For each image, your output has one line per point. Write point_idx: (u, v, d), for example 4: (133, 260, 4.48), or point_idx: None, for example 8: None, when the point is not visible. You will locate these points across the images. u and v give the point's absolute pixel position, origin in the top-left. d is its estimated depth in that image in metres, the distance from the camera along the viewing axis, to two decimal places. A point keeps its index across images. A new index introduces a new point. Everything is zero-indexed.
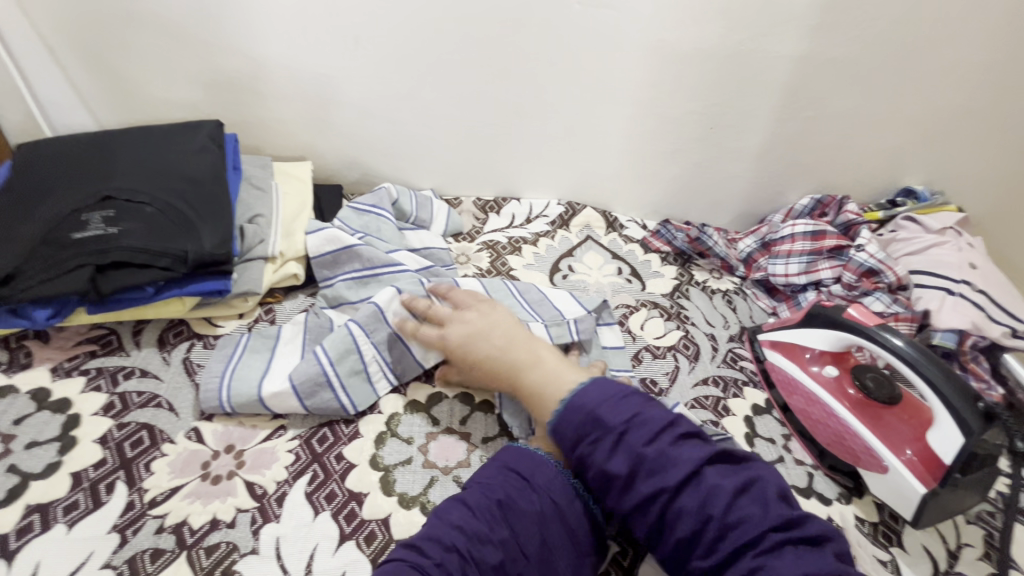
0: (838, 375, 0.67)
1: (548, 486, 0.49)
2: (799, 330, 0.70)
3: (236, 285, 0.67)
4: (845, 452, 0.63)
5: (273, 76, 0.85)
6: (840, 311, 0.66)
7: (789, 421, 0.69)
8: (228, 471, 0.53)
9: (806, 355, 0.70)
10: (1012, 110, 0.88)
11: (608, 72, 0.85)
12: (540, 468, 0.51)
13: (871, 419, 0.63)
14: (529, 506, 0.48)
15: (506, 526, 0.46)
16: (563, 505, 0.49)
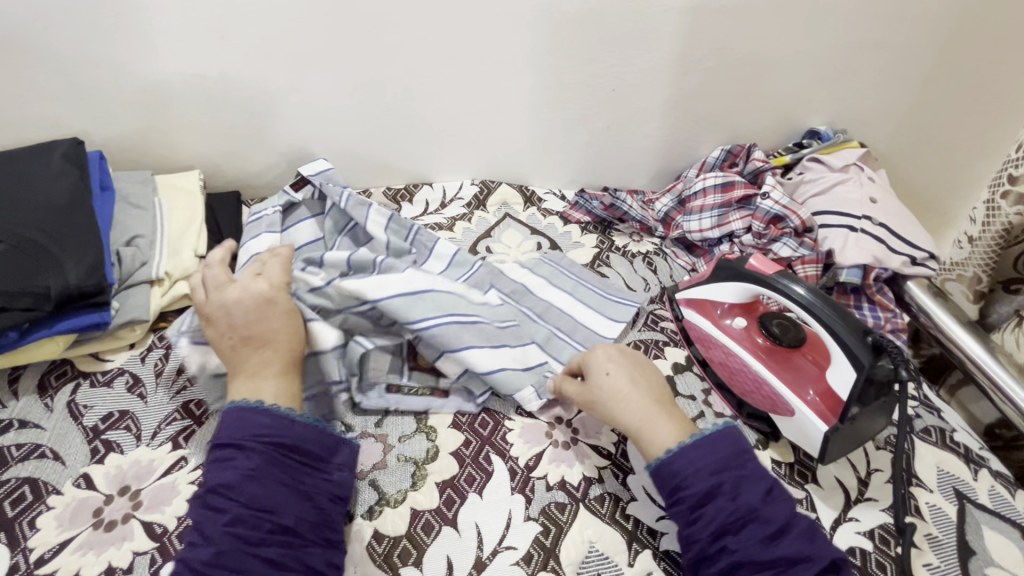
0: (748, 324, 0.68)
1: (264, 433, 0.47)
2: (708, 285, 0.70)
3: (118, 314, 0.62)
4: (758, 400, 0.65)
5: (139, 81, 0.79)
6: (743, 262, 0.66)
7: (709, 375, 0.71)
8: (123, 514, 0.51)
9: (717, 310, 0.70)
10: (905, 38, 0.88)
11: (499, 42, 0.82)
12: (253, 420, 0.48)
13: (778, 364, 0.64)
14: (247, 467, 0.45)
15: (239, 502, 0.44)
16: (291, 443, 0.48)
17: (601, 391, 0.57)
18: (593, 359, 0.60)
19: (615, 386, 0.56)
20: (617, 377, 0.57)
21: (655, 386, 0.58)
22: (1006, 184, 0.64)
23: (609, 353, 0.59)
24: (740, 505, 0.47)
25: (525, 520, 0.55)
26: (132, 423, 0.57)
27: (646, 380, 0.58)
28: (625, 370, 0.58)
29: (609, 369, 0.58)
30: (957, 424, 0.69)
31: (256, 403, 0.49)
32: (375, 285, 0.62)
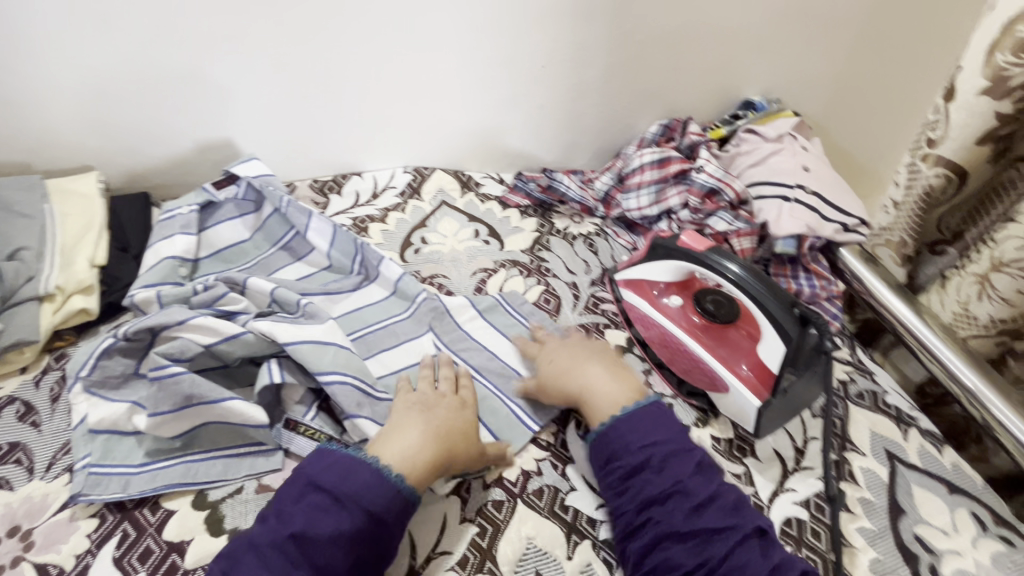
0: (682, 302, 0.68)
1: (359, 496, 0.46)
2: (644, 265, 0.69)
3: (3, 337, 0.56)
4: (697, 379, 0.64)
5: (15, 75, 0.71)
6: (675, 240, 0.66)
7: (648, 356, 0.69)
8: (13, 557, 0.46)
9: (654, 291, 0.70)
10: (829, 6, 0.87)
11: (419, 20, 0.78)
12: (350, 477, 0.47)
13: (711, 339, 0.65)
14: (333, 528, 0.44)
15: (305, 563, 0.43)
16: (382, 513, 0.46)
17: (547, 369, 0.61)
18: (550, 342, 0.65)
19: (558, 361, 0.61)
20: (560, 351, 0.62)
21: (608, 358, 0.61)
22: (925, 148, 0.64)
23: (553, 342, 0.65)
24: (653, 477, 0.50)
25: (461, 522, 0.53)
26: (24, 455, 0.52)
27: (596, 353, 0.62)
28: (570, 349, 0.62)
29: (552, 349, 0.63)
30: (889, 386, 0.71)
31: (370, 458, 0.48)
32: (289, 331, 0.57)
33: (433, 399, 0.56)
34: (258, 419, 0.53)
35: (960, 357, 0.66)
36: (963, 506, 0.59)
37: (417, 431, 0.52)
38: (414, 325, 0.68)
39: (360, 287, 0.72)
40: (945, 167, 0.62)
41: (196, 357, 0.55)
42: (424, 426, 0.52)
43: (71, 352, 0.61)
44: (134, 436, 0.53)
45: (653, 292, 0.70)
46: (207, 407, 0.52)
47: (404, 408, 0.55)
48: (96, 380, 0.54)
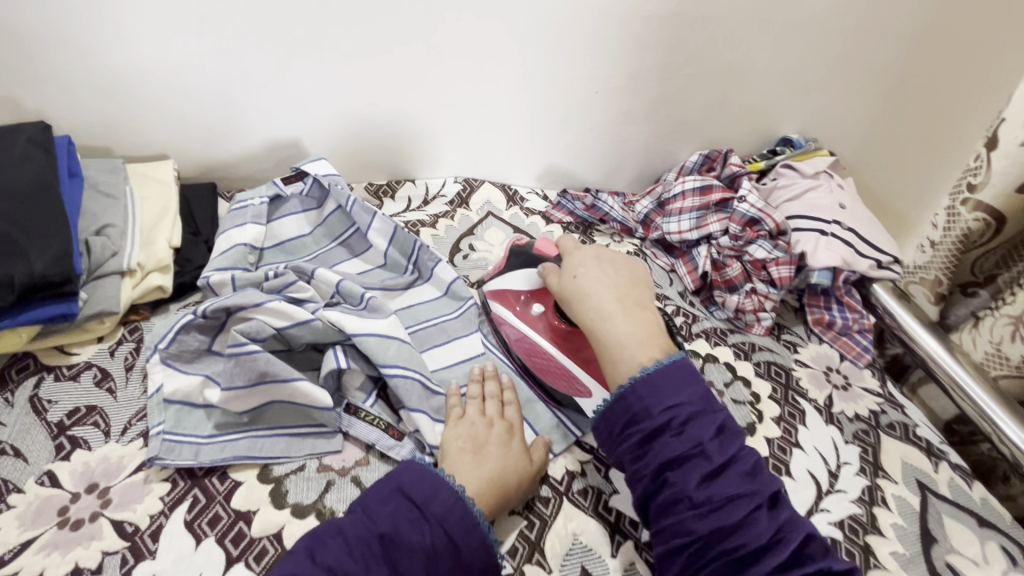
0: (544, 308, 0.67)
1: (443, 517, 0.46)
2: (504, 275, 0.71)
3: (87, 306, 0.60)
4: (556, 377, 0.64)
5: (110, 65, 0.75)
6: (532, 247, 0.70)
7: (513, 358, 0.68)
8: (91, 513, 0.48)
9: (516, 299, 0.69)
10: (870, 54, 0.90)
11: (486, 40, 0.82)
12: (436, 495, 0.47)
13: (572, 345, 0.64)
14: (415, 539, 0.45)
15: (387, 565, 0.43)
16: (461, 541, 0.46)
17: (577, 283, 0.61)
18: (575, 256, 0.65)
19: (581, 281, 0.61)
20: (588, 273, 0.62)
21: (631, 286, 0.61)
22: (966, 192, 0.67)
23: (586, 256, 0.64)
24: (637, 407, 0.50)
25: (509, 513, 0.55)
26: (101, 419, 0.55)
27: (624, 283, 0.61)
28: (600, 268, 0.62)
29: (580, 267, 0.63)
30: (919, 419, 0.73)
31: (453, 484, 0.49)
32: (357, 323, 0.60)
33: (483, 433, 0.55)
34: (323, 401, 0.55)
35: (993, 398, 0.68)
36: (993, 540, 0.60)
37: (472, 467, 0.52)
38: (463, 324, 0.71)
39: (413, 284, 0.75)
40: (985, 212, 0.65)
41: (268, 339, 0.58)
42: (476, 469, 0.52)
43: (144, 326, 0.64)
44: (204, 408, 0.56)
45: (516, 303, 0.69)
46: (278, 388, 0.55)
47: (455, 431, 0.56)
48: (173, 352, 0.57)
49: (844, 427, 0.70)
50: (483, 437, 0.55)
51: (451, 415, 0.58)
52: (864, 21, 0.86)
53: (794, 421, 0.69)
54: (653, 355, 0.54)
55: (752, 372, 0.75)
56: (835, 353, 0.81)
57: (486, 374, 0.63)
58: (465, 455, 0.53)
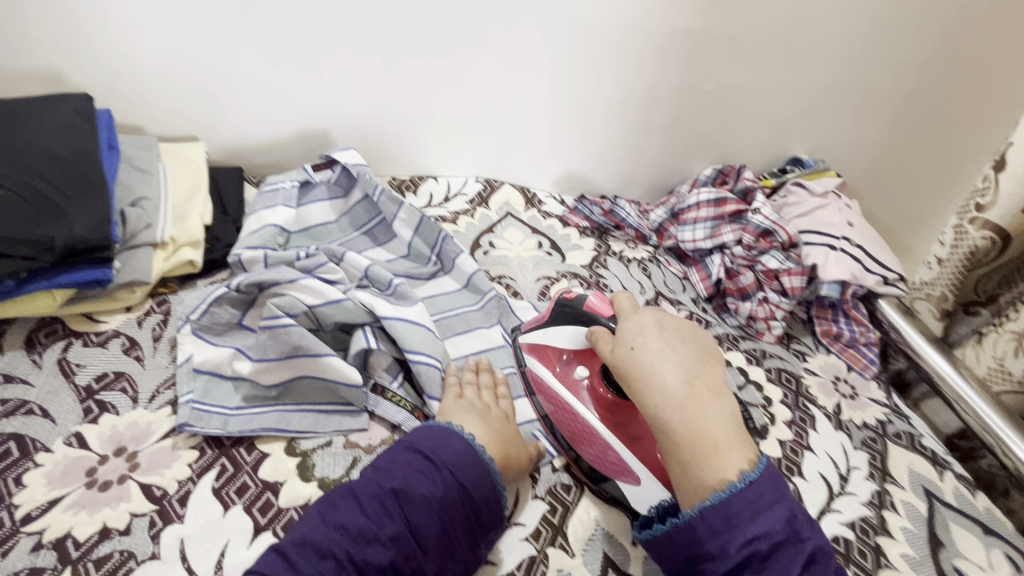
0: (588, 373, 0.60)
1: (454, 466, 0.46)
2: (547, 329, 0.62)
3: (119, 275, 0.60)
4: (593, 451, 0.57)
5: (149, 46, 0.77)
6: (582, 301, 0.59)
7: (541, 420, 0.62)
8: (119, 475, 0.48)
9: (557, 358, 0.62)
10: (875, 79, 0.92)
11: (518, 42, 0.85)
12: (446, 446, 0.47)
13: (617, 417, 0.57)
14: (426, 490, 0.44)
15: (400, 519, 0.43)
16: (472, 487, 0.46)
17: (638, 357, 0.51)
18: (634, 320, 0.54)
19: (642, 356, 0.51)
20: (650, 345, 0.52)
21: (700, 363, 0.51)
22: (974, 212, 0.70)
23: (647, 321, 0.54)
24: (709, 543, 0.44)
25: (532, 499, 0.55)
26: (129, 385, 0.55)
27: (692, 360, 0.51)
28: (663, 339, 0.53)
29: (639, 338, 0.53)
30: (924, 430, 0.75)
31: (463, 433, 0.49)
32: (387, 305, 0.61)
33: (486, 408, 0.56)
34: (352, 378, 0.56)
35: (995, 411, 0.70)
36: (997, 547, 0.62)
37: (480, 427, 0.52)
38: (484, 316, 0.72)
39: (435, 276, 0.76)
40: (992, 231, 0.69)
41: (300, 316, 0.59)
42: (486, 427, 0.52)
43: (171, 299, 0.65)
44: (231, 381, 0.56)
45: (557, 362, 0.62)
46: (309, 363, 0.56)
47: (457, 403, 0.55)
48: (204, 324, 0.58)
49: (853, 433, 0.71)
50: (490, 410, 0.56)
51: (449, 391, 0.57)
52: (877, 47, 0.88)
53: (805, 426, 0.71)
54: (722, 458, 0.46)
55: (764, 377, 0.77)
56: (842, 364, 0.82)
57: (480, 366, 0.61)
58: (477, 419, 0.53)
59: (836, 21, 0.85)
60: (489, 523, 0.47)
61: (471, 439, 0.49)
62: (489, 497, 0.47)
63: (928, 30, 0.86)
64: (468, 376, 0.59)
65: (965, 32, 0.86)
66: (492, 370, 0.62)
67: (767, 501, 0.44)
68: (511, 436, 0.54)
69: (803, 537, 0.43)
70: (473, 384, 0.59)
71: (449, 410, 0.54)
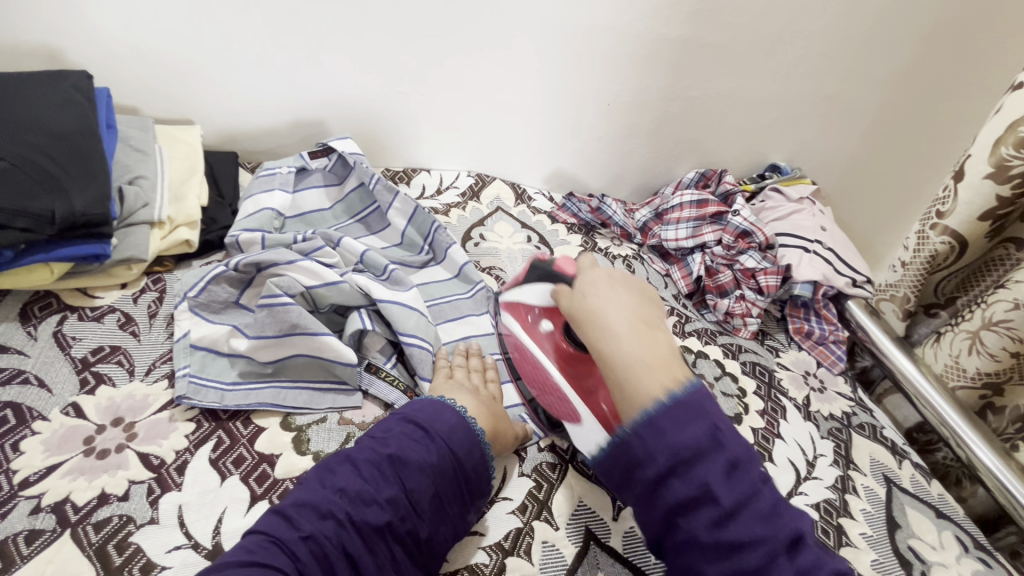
0: (552, 326, 0.63)
1: (448, 435, 0.48)
2: (520, 287, 0.66)
3: (116, 251, 0.61)
4: (559, 410, 0.61)
5: (148, 28, 0.77)
6: (551, 262, 0.62)
7: (520, 386, 0.66)
8: (116, 444, 0.49)
9: (529, 316, 0.65)
10: (850, 94, 0.97)
11: (512, 39, 0.87)
12: (440, 418, 0.49)
13: (577, 370, 0.60)
14: (421, 457, 0.46)
15: (397, 483, 0.45)
16: (464, 456, 0.48)
17: (587, 303, 0.53)
18: (586, 276, 0.57)
19: (590, 300, 0.54)
20: (596, 291, 0.54)
21: (642, 302, 0.53)
22: (935, 218, 0.76)
23: (598, 273, 0.56)
24: (639, 450, 0.44)
25: (519, 476, 0.58)
26: (125, 358, 0.56)
27: (635, 298, 0.53)
28: (610, 285, 0.54)
29: (590, 285, 0.55)
30: (886, 422, 0.79)
31: (456, 405, 0.51)
32: (384, 289, 0.63)
33: (476, 389, 0.58)
34: (348, 357, 0.57)
35: (951, 405, 0.75)
36: (948, 529, 0.66)
37: (472, 405, 0.55)
38: (475, 304, 0.74)
39: (427, 265, 0.78)
40: (951, 236, 0.74)
41: (297, 296, 0.60)
42: (478, 405, 0.55)
43: (166, 278, 0.65)
44: (227, 357, 0.57)
45: (527, 315, 0.65)
46: (306, 343, 0.57)
47: (448, 383, 0.58)
48: (202, 302, 0.59)
49: (820, 424, 0.76)
50: (480, 389, 0.58)
51: (440, 372, 0.60)
52: (852, 64, 0.93)
53: (777, 415, 0.75)
54: (666, 378, 0.46)
55: (739, 370, 0.81)
56: (812, 360, 0.87)
57: (471, 350, 0.64)
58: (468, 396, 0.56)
59: (814, 36, 0.90)
60: (477, 491, 0.49)
61: (465, 414, 0.51)
62: (480, 468, 0.49)
63: (898, 44, 0.90)
64: (459, 359, 0.62)
65: (936, 48, 0.89)
66: (482, 356, 0.65)
67: (695, 417, 0.44)
68: (500, 417, 0.56)
69: (725, 446, 0.43)
70: (464, 367, 0.61)
71: (440, 388, 0.57)
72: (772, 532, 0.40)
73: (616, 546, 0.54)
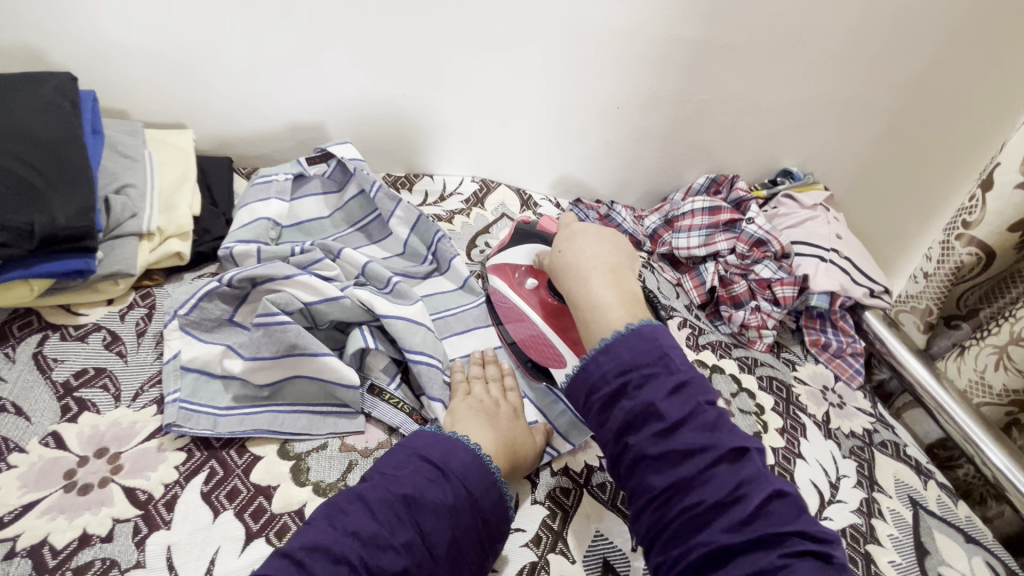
0: (536, 283, 0.66)
1: (463, 473, 0.45)
2: (506, 249, 0.69)
3: (102, 265, 0.57)
4: (539, 355, 0.63)
5: (137, 28, 0.74)
6: (535, 225, 0.68)
7: (501, 334, 0.68)
8: (100, 478, 0.46)
9: (515, 274, 0.68)
10: (866, 97, 0.93)
11: (519, 40, 0.84)
12: (454, 455, 0.46)
13: (560, 320, 0.63)
14: (437, 498, 0.43)
15: (413, 526, 0.41)
16: (482, 497, 0.45)
17: (564, 257, 0.59)
18: (566, 231, 0.62)
19: (566, 255, 0.58)
20: (573, 246, 0.59)
21: (614, 255, 0.57)
22: (961, 228, 0.73)
23: (575, 229, 0.61)
24: (593, 375, 0.47)
25: (531, 503, 0.55)
26: (110, 382, 0.52)
27: (607, 252, 0.57)
28: (587, 240, 0.59)
29: (567, 242, 0.60)
30: (908, 440, 0.76)
31: (470, 443, 0.48)
32: (387, 304, 0.59)
33: (493, 407, 0.55)
34: (350, 379, 0.54)
35: (974, 421, 0.72)
36: (978, 555, 0.63)
37: (487, 430, 0.51)
38: (482, 317, 0.71)
39: (431, 276, 0.74)
40: (978, 247, 0.71)
41: (295, 313, 0.57)
42: (493, 431, 0.51)
43: (156, 292, 0.62)
44: (221, 379, 0.54)
45: (514, 274, 0.68)
46: (306, 365, 0.54)
47: (465, 402, 0.55)
48: (193, 320, 0.55)
49: (841, 442, 0.73)
50: (498, 406, 0.55)
51: (458, 388, 0.57)
52: (870, 67, 0.90)
53: (796, 433, 0.72)
54: (628, 317, 0.50)
55: (756, 385, 0.77)
56: (830, 373, 0.84)
57: (487, 359, 0.62)
58: (484, 418, 0.53)
59: (831, 38, 0.87)
60: (495, 533, 0.45)
61: (477, 448, 0.47)
62: (496, 508, 0.45)
63: (914, 44, 0.86)
64: (476, 372, 0.59)
65: (950, 50, 0.86)
66: (500, 364, 0.62)
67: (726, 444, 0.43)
68: (516, 439, 0.52)
69: (673, 368, 0.45)
70: (483, 380, 0.59)
71: (455, 409, 0.54)
72: (714, 446, 0.42)
73: None
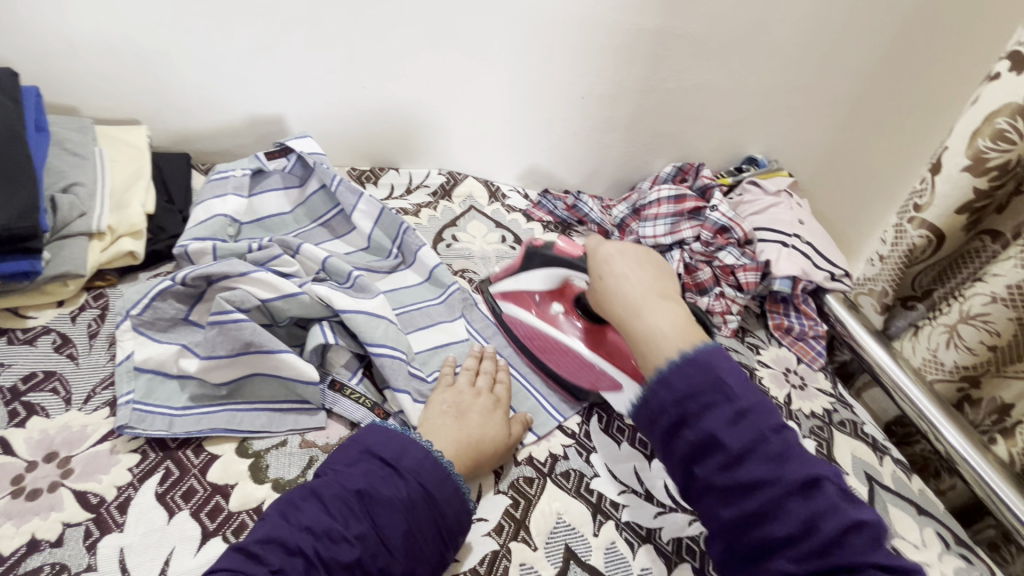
0: (563, 307, 0.68)
1: (417, 470, 0.45)
2: (518, 275, 0.69)
3: (50, 267, 0.56)
4: (593, 381, 0.64)
5: (84, 23, 0.72)
6: (552, 246, 0.65)
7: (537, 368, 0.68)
8: (50, 483, 0.45)
9: (532, 299, 0.69)
10: (826, 83, 0.95)
11: (480, 31, 0.83)
12: (407, 452, 0.46)
13: (598, 341, 0.65)
14: (391, 493, 0.43)
15: (367, 519, 0.42)
16: (437, 492, 0.45)
17: (606, 283, 0.55)
18: (600, 252, 0.59)
19: (606, 277, 0.55)
20: (615, 271, 0.55)
21: (658, 278, 0.55)
22: (912, 212, 0.75)
23: (610, 250, 0.58)
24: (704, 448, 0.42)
25: (495, 494, 0.55)
26: (60, 386, 0.51)
27: (650, 275, 0.55)
28: (626, 264, 0.56)
29: (604, 266, 0.57)
30: (866, 418, 0.79)
31: (423, 441, 0.48)
32: (346, 298, 0.58)
33: (470, 401, 0.56)
34: (308, 375, 0.53)
35: (928, 398, 0.75)
36: (930, 526, 0.66)
37: (450, 427, 0.52)
38: (447, 310, 0.71)
39: (396, 269, 0.74)
40: (928, 230, 0.73)
41: (251, 310, 0.56)
42: (456, 428, 0.52)
43: (109, 293, 0.61)
44: (177, 379, 0.53)
45: (532, 302, 0.70)
46: (264, 362, 0.53)
47: (444, 394, 0.56)
48: (146, 320, 0.54)
49: (801, 423, 0.75)
50: (477, 402, 0.56)
51: (442, 380, 0.59)
52: (828, 54, 0.91)
53: None
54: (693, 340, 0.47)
55: None
56: (792, 356, 0.86)
57: (484, 353, 0.63)
58: (454, 415, 0.54)
59: (789, 26, 0.88)
60: (455, 526, 0.45)
61: (428, 445, 0.48)
62: (453, 502, 0.45)
63: (869, 29, 0.88)
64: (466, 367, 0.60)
65: (904, 33, 0.88)
66: (496, 358, 0.63)
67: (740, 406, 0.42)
68: (482, 434, 0.53)
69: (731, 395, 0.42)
70: (471, 370, 0.60)
71: (431, 402, 0.56)
72: (782, 479, 0.39)
73: (596, 564, 0.52)
